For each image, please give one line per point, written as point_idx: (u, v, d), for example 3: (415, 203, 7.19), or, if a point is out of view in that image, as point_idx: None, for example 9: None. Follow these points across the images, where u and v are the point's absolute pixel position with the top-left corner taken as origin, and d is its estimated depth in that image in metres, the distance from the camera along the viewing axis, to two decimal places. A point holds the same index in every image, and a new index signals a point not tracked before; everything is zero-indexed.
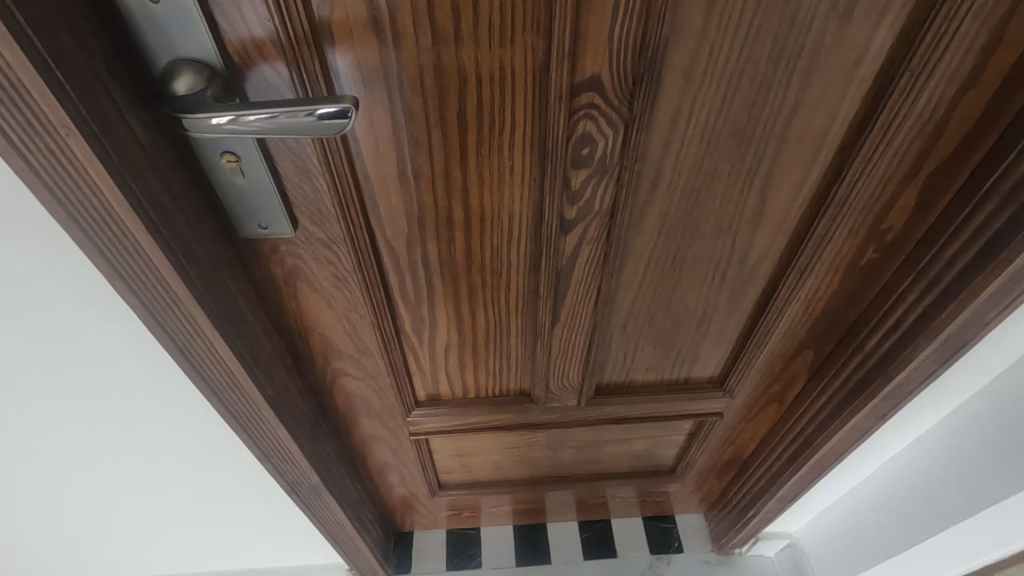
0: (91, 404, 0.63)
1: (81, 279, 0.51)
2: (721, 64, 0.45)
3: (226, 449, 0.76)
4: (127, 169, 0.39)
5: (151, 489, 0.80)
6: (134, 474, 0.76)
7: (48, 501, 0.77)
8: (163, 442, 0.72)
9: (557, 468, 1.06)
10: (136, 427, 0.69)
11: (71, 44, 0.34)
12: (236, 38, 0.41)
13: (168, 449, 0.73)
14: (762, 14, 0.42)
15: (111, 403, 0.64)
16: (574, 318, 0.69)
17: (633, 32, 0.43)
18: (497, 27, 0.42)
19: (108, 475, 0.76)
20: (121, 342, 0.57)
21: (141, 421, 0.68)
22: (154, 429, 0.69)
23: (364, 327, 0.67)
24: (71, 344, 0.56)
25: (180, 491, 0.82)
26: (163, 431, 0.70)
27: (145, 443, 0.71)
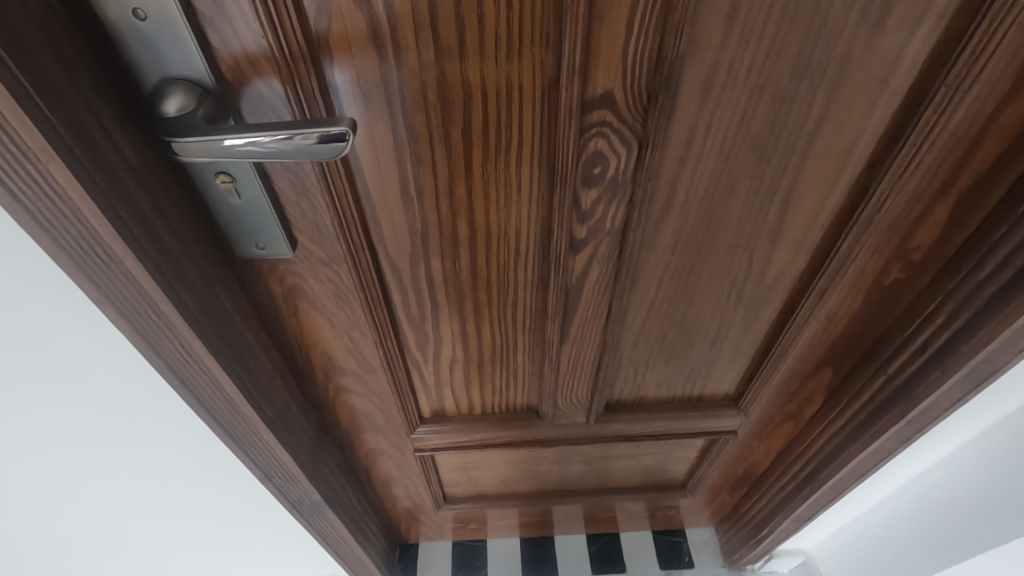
0: (86, 434, 0.61)
1: (70, 314, 0.48)
2: (741, 80, 0.42)
3: (227, 475, 0.73)
4: (114, 193, 0.38)
5: (151, 514, 0.78)
6: (132, 500, 0.74)
7: (46, 528, 0.75)
8: (162, 471, 0.69)
9: (564, 482, 1.04)
10: (134, 458, 0.66)
11: (52, 63, 0.32)
12: (229, 54, 0.38)
13: (168, 476, 0.71)
14: (787, 26, 0.39)
15: (106, 435, 0.62)
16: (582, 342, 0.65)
17: (649, 46, 0.40)
18: (504, 42, 0.40)
19: (107, 503, 0.73)
20: (116, 372, 0.55)
21: (140, 450, 0.65)
22: (152, 457, 0.67)
23: (367, 344, 0.65)
24: (62, 377, 0.53)
25: (181, 515, 0.80)
26: (161, 460, 0.68)
27: (144, 472, 0.69)
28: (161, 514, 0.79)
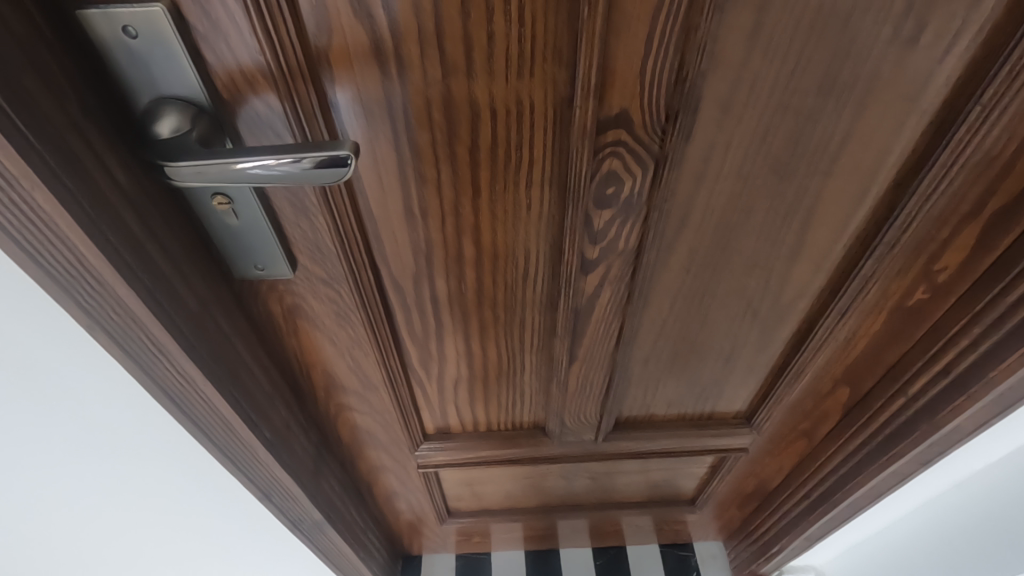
0: (86, 482, 0.58)
1: (67, 355, 0.46)
2: (763, 97, 0.40)
3: (234, 513, 0.71)
4: (102, 219, 0.36)
5: (150, 557, 0.75)
6: (132, 545, 0.71)
7: None
8: (166, 513, 0.67)
9: (570, 497, 1.02)
10: (132, 502, 0.63)
11: (38, 87, 0.30)
12: (224, 71, 0.36)
13: (171, 519, 0.68)
14: (814, 44, 0.37)
15: (103, 480, 0.59)
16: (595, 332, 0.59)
17: (669, 64, 0.38)
18: (515, 59, 0.38)
19: (103, 550, 0.70)
20: (114, 415, 0.52)
21: (141, 495, 0.62)
22: (154, 501, 0.64)
23: (369, 364, 0.63)
24: (58, 423, 0.51)
25: (182, 555, 0.77)
26: (164, 503, 0.65)
27: (147, 516, 0.66)
28: (159, 557, 0.76)
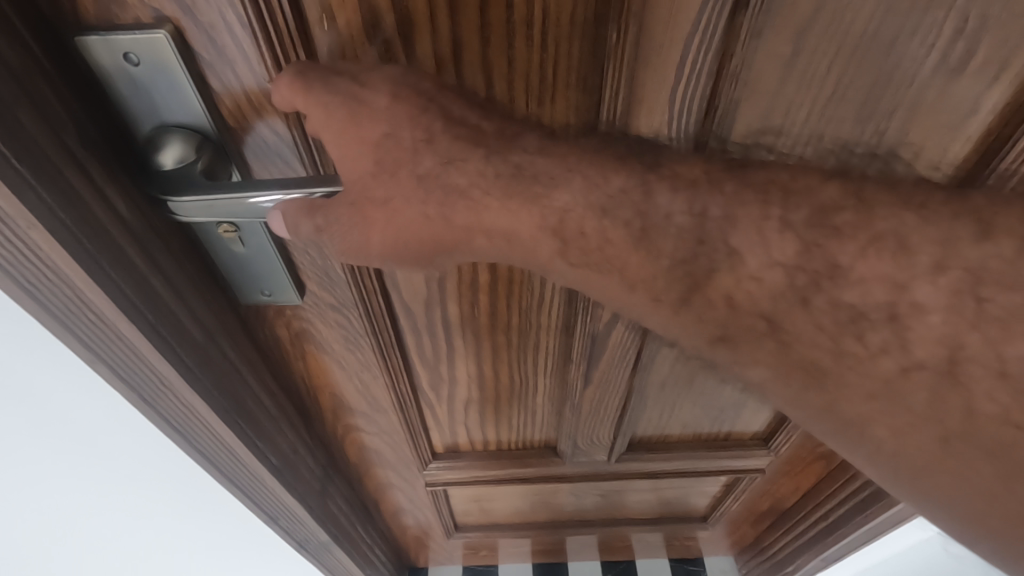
0: (91, 515, 0.56)
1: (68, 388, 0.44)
2: (798, 126, 0.37)
3: (244, 540, 0.68)
4: (104, 254, 0.33)
5: None
6: None
7: None
8: (172, 547, 0.64)
9: (579, 513, 1.01)
10: (135, 535, 0.61)
11: (34, 120, 0.28)
12: (230, 97, 0.34)
13: (178, 554, 0.65)
14: (853, 69, 0.34)
15: (107, 513, 0.57)
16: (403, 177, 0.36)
17: (700, 93, 0.36)
18: (536, 86, 0.36)
19: None
20: (116, 446, 0.50)
21: (147, 527, 0.60)
22: (159, 534, 0.62)
23: (378, 387, 0.61)
24: (63, 456, 0.49)
25: None
26: (169, 535, 0.62)
27: (153, 551, 0.64)
28: None
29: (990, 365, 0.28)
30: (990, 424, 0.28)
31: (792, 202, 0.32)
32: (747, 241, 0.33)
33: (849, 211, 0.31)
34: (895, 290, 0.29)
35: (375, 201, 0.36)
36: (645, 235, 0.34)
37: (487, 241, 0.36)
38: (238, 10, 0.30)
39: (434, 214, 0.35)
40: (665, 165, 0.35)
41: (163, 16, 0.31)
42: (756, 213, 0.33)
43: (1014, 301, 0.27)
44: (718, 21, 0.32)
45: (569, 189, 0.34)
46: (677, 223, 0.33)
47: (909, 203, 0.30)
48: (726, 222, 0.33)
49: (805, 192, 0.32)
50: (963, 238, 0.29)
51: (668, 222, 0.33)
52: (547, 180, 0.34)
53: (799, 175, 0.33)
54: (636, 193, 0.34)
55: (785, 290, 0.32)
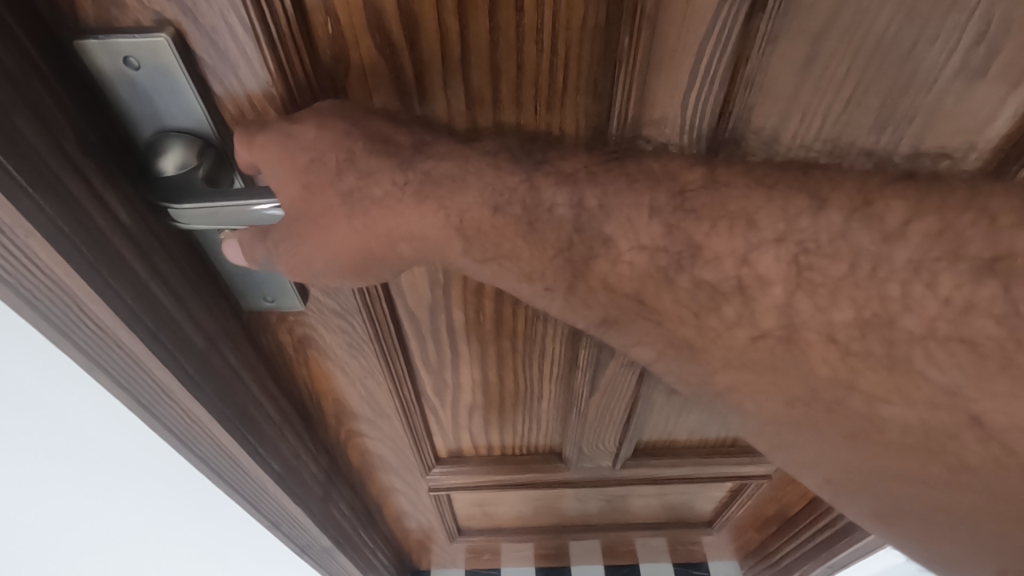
0: (94, 519, 0.56)
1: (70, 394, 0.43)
2: (812, 131, 0.36)
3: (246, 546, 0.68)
4: (103, 261, 0.33)
5: None
6: None
7: None
8: (174, 552, 0.64)
9: (583, 518, 1.00)
10: (137, 539, 0.60)
11: (31, 126, 0.28)
12: (232, 101, 0.34)
13: (180, 558, 0.65)
14: (870, 73, 0.33)
15: (109, 518, 0.56)
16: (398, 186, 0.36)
17: (713, 97, 0.35)
18: (546, 90, 0.35)
19: None
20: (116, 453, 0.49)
21: (149, 532, 0.60)
22: (160, 539, 0.61)
23: (381, 392, 0.60)
24: (64, 461, 0.49)
25: None
26: (170, 540, 0.62)
27: (155, 555, 0.63)
28: None
29: (822, 331, 0.30)
30: (834, 392, 0.30)
31: (659, 188, 0.33)
32: (619, 228, 0.33)
33: (706, 193, 0.32)
34: (740, 268, 0.31)
35: (313, 221, 0.36)
36: (532, 230, 0.34)
37: (410, 247, 0.37)
38: (241, 13, 0.29)
39: (361, 227, 0.36)
40: (550, 159, 0.35)
41: (164, 18, 0.30)
42: (631, 204, 0.33)
43: (836, 270, 0.29)
44: (734, 26, 0.31)
45: (470, 193, 0.34)
46: (560, 216, 0.34)
47: (760, 185, 0.31)
48: (601, 211, 0.33)
49: (669, 179, 0.33)
50: (804, 215, 0.30)
51: (551, 215, 0.34)
52: (446, 183, 0.35)
53: (668, 163, 0.33)
54: (523, 190, 0.34)
55: (653, 274, 0.33)
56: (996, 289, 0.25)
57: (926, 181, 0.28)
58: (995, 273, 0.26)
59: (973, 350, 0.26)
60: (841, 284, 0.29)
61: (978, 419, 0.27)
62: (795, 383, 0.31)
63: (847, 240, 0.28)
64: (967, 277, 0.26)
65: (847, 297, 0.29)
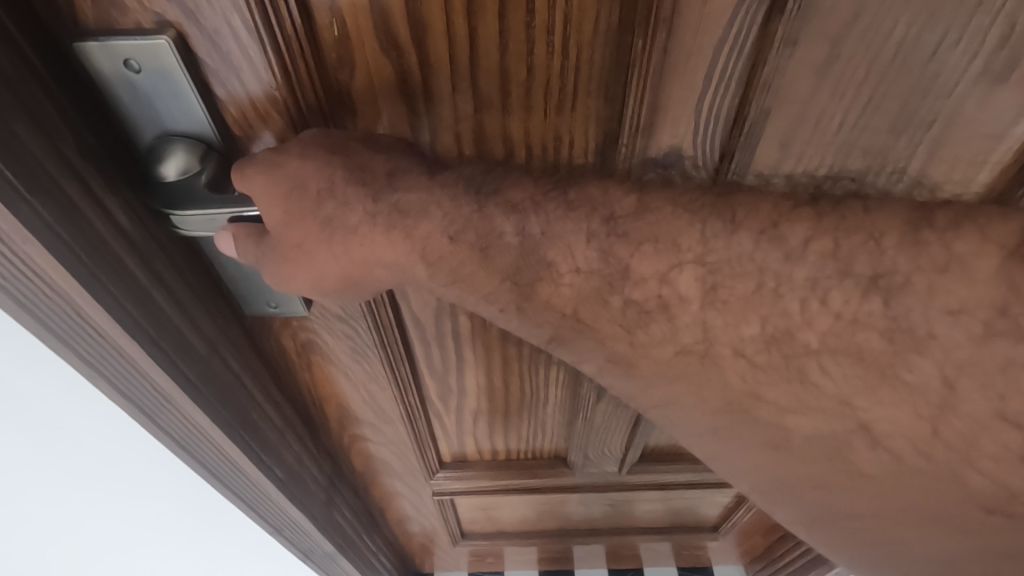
0: (96, 523, 0.55)
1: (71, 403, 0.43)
2: (828, 134, 0.35)
3: (249, 551, 0.67)
4: (104, 270, 0.32)
5: None
6: None
7: None
8: (176, 557, 0.63)
9: (588, 522, 0.99)
10: (139, 544, 0.60)
11: (30, 131, 0.27)
12: (235, 105, 0.33)
13: (182, 564, 0.64)
14: (890, 78, 0.32)
15: (111, 523, 0.56)
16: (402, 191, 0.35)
17: (728, 101, 0.34)
18: (556, 95, 0.34)
19: None
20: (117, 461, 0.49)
21: (151, 537, 0.59)
22: (162, 544, 0.61)
23: (385, 397, 0.60)
24: (64, 468, 0.48)
25: None
26: (173, 546, 0.61)
27: (157, 559, 0.63)
28: None
29: (732, 346, 0.30)
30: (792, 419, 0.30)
31: (595, 212, 0.33)
32: (560, 253, 0.33)
33: (640, 221, 0.31)
34: (662, 289, 0.31)
35: (290, 244, 0.36)
36: (484, 256, 0.34)
37: (389, 273, 0.36)
38: (245, 15, 0.29)
39: (340, 253, 0.35)
40: (501, 188, 0.34)
41: (165, 20, 0.29)
42: (572, 229, 0.33)
43: (741, 289, 0.29)
44: (750, 28, 0.30)
45: (429, 221, 0.34)
46: (508, 241, 0.34)
47: (684, 210, 0.31)
48: (544, 238, 0.33)
49: (603, 204, 0.33)
50: (719, 237, 0.30)
51: (502, 239, 0.34)
52: (414, 212, 0.34)
53: (608, 188, 0.33)
54: (474, 219, 0.34)
55: (594, 297, 0.33)
56: (879, 305, 0.26)
57: (828, 202, 0.29)
58: (878, 289, 0.27)
59: (865, 366, 0.27)
60: (748, 302, 0.29)
61: (865, 425, 0.28)
62: (763, 418, 0.31)
63: (755, 262, 0.29)
64: (853, 293, 0.27)
65: (754, 314, 0.29)
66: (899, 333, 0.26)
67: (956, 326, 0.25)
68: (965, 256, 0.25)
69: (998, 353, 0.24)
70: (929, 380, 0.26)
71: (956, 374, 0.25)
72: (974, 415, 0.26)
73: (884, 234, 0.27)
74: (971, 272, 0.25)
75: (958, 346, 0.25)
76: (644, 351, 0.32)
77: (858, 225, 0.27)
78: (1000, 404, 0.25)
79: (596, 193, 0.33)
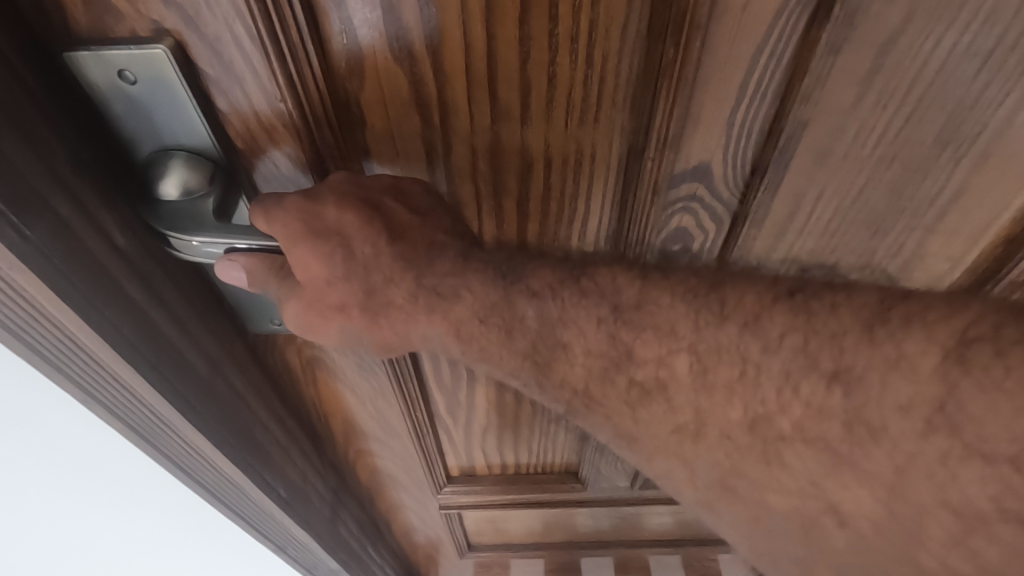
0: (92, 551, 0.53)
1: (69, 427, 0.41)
2: (868, 148, 0.33)
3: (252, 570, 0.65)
4: (100, 293, 0.30)
5: None
6: None
7: None
8: None
9: (596, 534, 0.97)
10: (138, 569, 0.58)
11: (19, 150, 0.25)
12: (237, 117, 0.31)
13: None
14: (937, 87, 0.30)
15: (108, 550, 0.54)
16: (438, 263, 0.36)
17: (762, 114, 0.32)
18: (578, 105, 0.32)
19: None
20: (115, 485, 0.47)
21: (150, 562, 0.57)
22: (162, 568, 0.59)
23: (393, 414, 0.58)
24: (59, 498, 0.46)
25: None
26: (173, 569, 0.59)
27: None
28: None
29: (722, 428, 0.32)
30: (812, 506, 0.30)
31: (602, 299, 0.34)
32: (574, 335, 0.35)
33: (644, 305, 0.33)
34: (660, 370, 0.33)
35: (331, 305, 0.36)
36: (509, 337, 0.35)
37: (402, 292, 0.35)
38: (248, 23, 0.27)
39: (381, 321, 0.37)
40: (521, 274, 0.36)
41: (163, 28, 0.27)
42: (585, 315, 0.34)
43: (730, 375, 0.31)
44: (791, 35, 0.28)
45: (463, 305, 0.36)
46: (529, 325, 0.35)
47: (680, 298, 0.33)
48: (560, 321, 0.35)
49: (610, 291, 0.34)
50: (710, 327, 0.31)
51: (522, 321, 0.35)
52: (450, 295, 0.36)
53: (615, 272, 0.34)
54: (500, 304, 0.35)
55: (602, 376, 0.34)
56: (839, 397, 0.28)
57: (811, 291, 0.30)
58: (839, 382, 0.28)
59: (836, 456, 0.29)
60: (731, 389, 0.31)
61: (835, 507, 0.29)
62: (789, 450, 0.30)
63: (737, 352, 0.31)
64: (819, 386, 0.29)
65: (735, 400, 0.31)
66: (858, 425, 0.28)
67: (907, 421, 0.27)
68: (912, 355, 0.26)
69: (941, 447, 0.26)
70: (882, 470, 0.27)
71: (908, 461, 0.27)
72: (922, 498, 0.27)
73: (849, 330, 0.28)
74: (916, 369, 0.26)
75: (907, 439, 0.27)
76: (645, 429, 0.34)
77: (828, 319, 0.29)
78: (943, 494, 0.26)
79: (607, 279, 0.34)
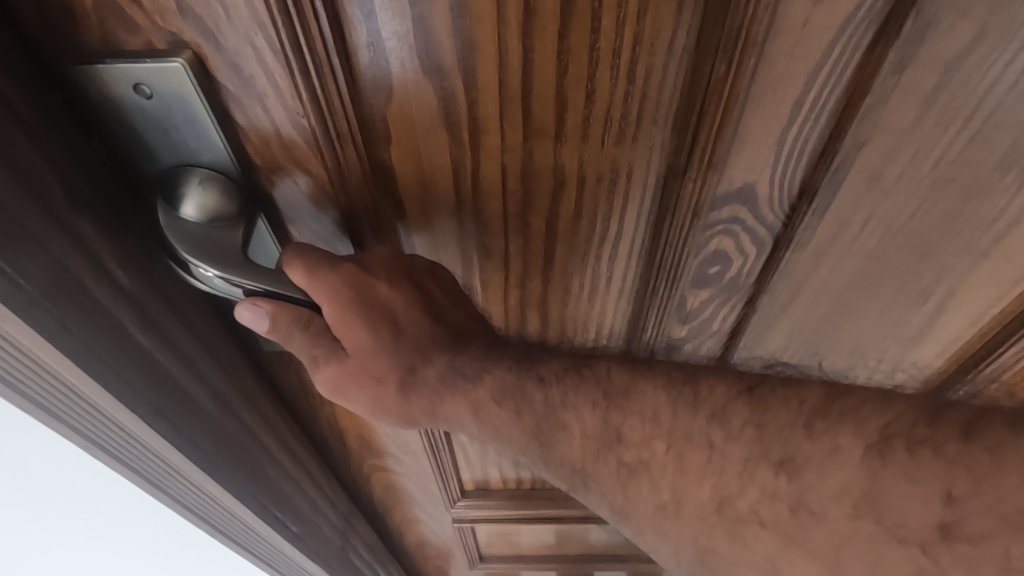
0: None
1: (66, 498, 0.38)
2: (926, 170, 0.31)
3: None
4: (97, 337, 0.28)
5: None
6: None
7: None
8: None
9: (610, 548, 0.95)
10: None
11: (13, 188, 0.23)
12: (256, 133, 0.29)
13: None
14: (1008, 105, 0.27)
15: None
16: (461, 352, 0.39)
17: (815, 133, 0.30)
18: (617, 123, 0.30)
19: None
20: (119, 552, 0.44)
21: None
22: None
23: (408, 431, 0.56)
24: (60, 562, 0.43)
25: None
26: None
27: None
28: None
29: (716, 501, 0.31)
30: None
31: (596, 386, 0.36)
32: (572, 417, 0.35)
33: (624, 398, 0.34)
34: (644, 453, 0.33)
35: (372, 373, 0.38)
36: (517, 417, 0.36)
37: None
38: (271, 35, 0.25)
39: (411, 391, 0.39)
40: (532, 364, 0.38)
41: (180, 40, 0.25)
42: (581, 400, 0.35)
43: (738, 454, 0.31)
44: (853, 51, 0.26)
45: (484, 388, 0.37)
46: (535, 404, 0.36)
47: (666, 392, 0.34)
48: (562, 407, 0.36)
49: (604, 380, 0.36)
50: (682, 415, 0.33)
51: (530, 403, 0.36)
52: (473, 376, 0.38)
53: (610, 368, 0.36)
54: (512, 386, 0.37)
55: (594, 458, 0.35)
56: (784, 482, 0.29)
57: (767, 386, 0.32)
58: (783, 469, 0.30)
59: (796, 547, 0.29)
60: (703, 471, 0.32)
61: None
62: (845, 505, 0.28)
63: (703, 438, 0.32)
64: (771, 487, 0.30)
65: (705, 482, 0.32)
66: (801, 509, 0.29)
67: (839, 506, 0.28)
68: (844, 446, 0.29)
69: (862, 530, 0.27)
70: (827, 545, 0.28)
71: (849, 540, 0.28)
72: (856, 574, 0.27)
73: (794, 424, 0.30)
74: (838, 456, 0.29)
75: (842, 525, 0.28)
76: (634, 507, 0.33)
77: (778, 410, 0.31)
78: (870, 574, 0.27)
79: (602, 368, 0.36)
